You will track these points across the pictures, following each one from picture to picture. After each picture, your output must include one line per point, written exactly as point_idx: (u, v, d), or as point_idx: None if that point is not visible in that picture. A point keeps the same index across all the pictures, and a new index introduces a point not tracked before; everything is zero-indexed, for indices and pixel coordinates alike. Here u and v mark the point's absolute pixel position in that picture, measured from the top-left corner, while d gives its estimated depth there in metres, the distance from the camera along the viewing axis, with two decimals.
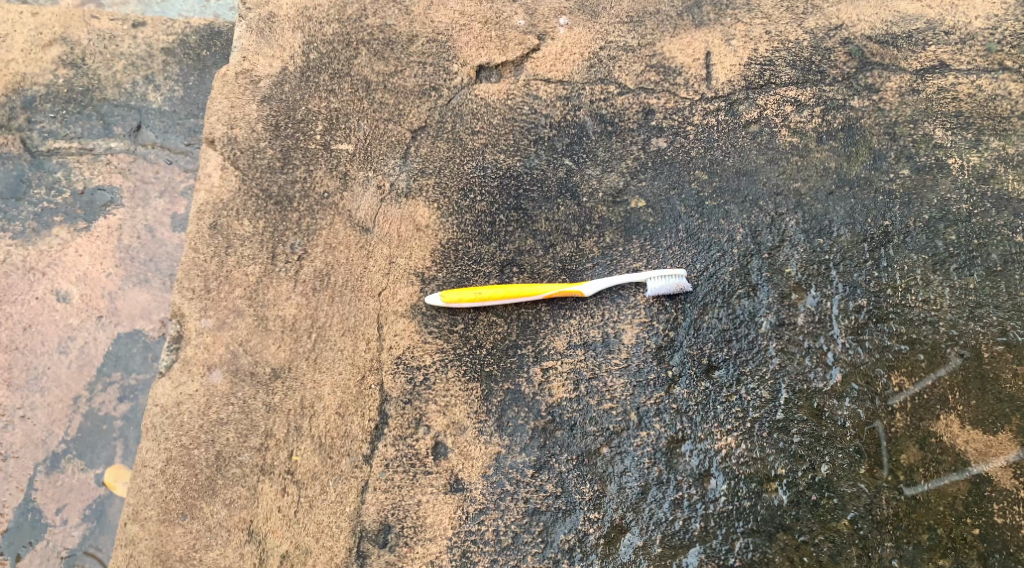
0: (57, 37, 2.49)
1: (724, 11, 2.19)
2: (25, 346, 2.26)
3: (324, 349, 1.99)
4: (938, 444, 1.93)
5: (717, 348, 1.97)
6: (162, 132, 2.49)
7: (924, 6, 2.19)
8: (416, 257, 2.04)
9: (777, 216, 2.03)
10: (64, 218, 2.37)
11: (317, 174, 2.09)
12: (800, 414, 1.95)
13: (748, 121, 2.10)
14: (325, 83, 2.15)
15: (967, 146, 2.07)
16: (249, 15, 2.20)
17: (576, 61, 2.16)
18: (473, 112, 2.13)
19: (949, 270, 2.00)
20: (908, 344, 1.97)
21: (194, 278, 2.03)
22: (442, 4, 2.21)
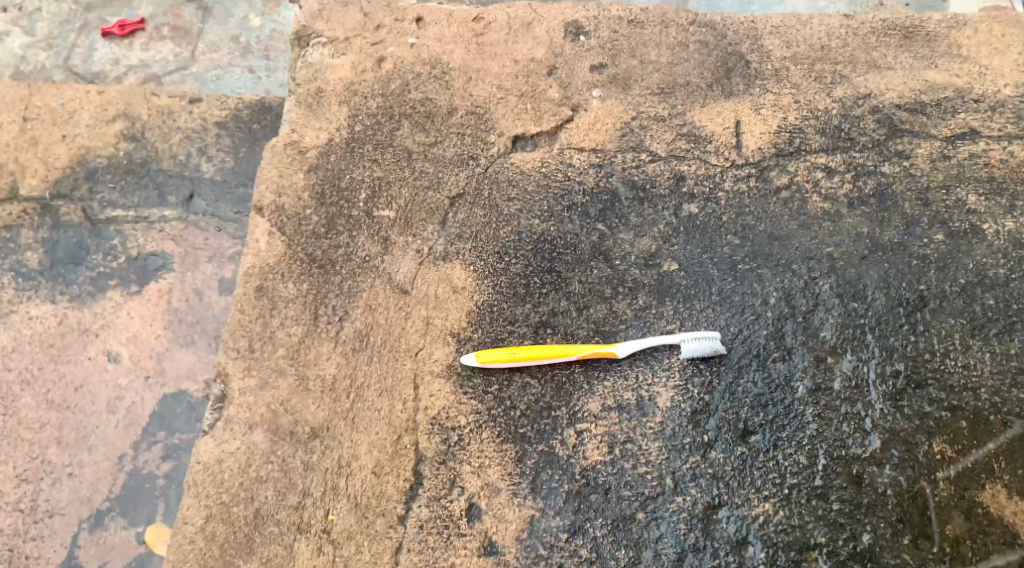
0: (120, 113, 2.66)
1: (752, 83, 2.24)
2: (76, 405, 2.42)
3: (361, 409, 1.95)
4: (985, 515, 1.86)
5: (754, 413, 1.92)
6: (213, 201, 2.65)
7: (952, 75, 2.24)
8: (453, 318, 2.03)
9: (810, 279, 2.02)
10: (119, 281, 2.54)
11: (360, 239, 2.09)
12: (840, 480, 1.88)
13: (780, 187, 2.11)
14: (370, 153, 2.17)
15: (1001, 211, 2.08)
16: (299, 90, 2.25)
17: (609, 131, 2.19)
18: (509, 179, 2.14)
19: (988, 335, 1.97)
20: (950, 411, 1.92)
21: (240, 338, 2.00)
22: (481, 79, 2.26)
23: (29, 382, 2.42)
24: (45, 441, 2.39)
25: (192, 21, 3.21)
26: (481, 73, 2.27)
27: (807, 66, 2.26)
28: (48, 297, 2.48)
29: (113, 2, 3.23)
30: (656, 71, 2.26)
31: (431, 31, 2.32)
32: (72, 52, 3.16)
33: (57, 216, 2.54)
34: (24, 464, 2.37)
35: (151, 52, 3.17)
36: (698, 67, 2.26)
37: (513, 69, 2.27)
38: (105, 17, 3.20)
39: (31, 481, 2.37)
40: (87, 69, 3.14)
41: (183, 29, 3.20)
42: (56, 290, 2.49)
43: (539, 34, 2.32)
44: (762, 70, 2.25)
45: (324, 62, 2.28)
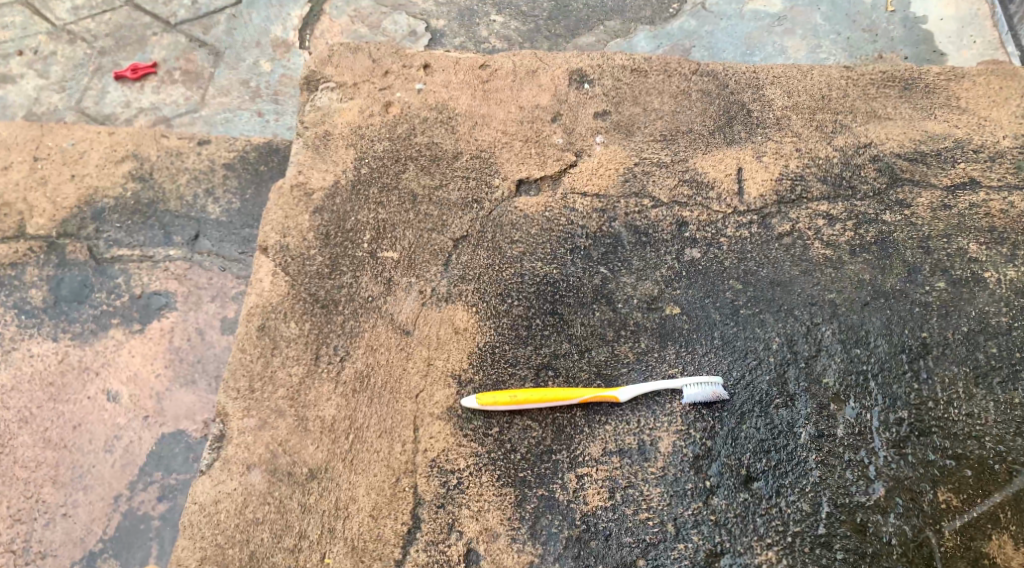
0: (129, 154, 2.71)
1: (754, 131, 2.26)
2: (74, 444, 2.41)
3: (360, 450, 1.94)
4: (992, 566, 1.84)
5: (756, 459, 1.90)
6: (218, 241, 2.68)
7: (952, 126, 2.25)
8: (453, 359, 2.02)
9: (813, 325, 2.01)
10: (121, 320, 2.54)
11: (363, 279, 2.09)
12: (843, 529, 1.86)
13: (781, 234, 2.12)
14: (374, 196, 2.18)
15: (1003, 260, 2.07)
16: (307, 132, 2.27)
17: (612, 176, 2.20)
18: (512, 223, 2.16)
19: (992, 384, 1.95)
20: (955, 460, 1.90)
21: (240, 378, 2.00)
22: (485, 124, 2.28)
23: (28, 421, 2.40)
24: (41, 480, 2.37)
25: (204, 65, 3.26)
26: (486, 119, 2.29)
27: (809, 115, 2.28)
28: (50, 335, 2.49)
29: (127, 46, 3.28)
30: (659, 119, 2.28)
31: (437, 78, 2.35)
32: (85, 94, 3.20)
33: (63, 254, 2.57)
34: (19, 503, 2.35)
35: (162, 95, 3.21)
36: (700, 115, 2.29)
37: (518, 115, 2.30)
38: (118, 61, 3.26)
39: (24, 521, 2.34)
40: (99, 110, 3.18)
41: (194, 73, 3.25)
42: (59, 327, 2.50)
43: (543, 81, 2.35)
44: (764, 119, 2.27)
45: (332, 106, 2.31)
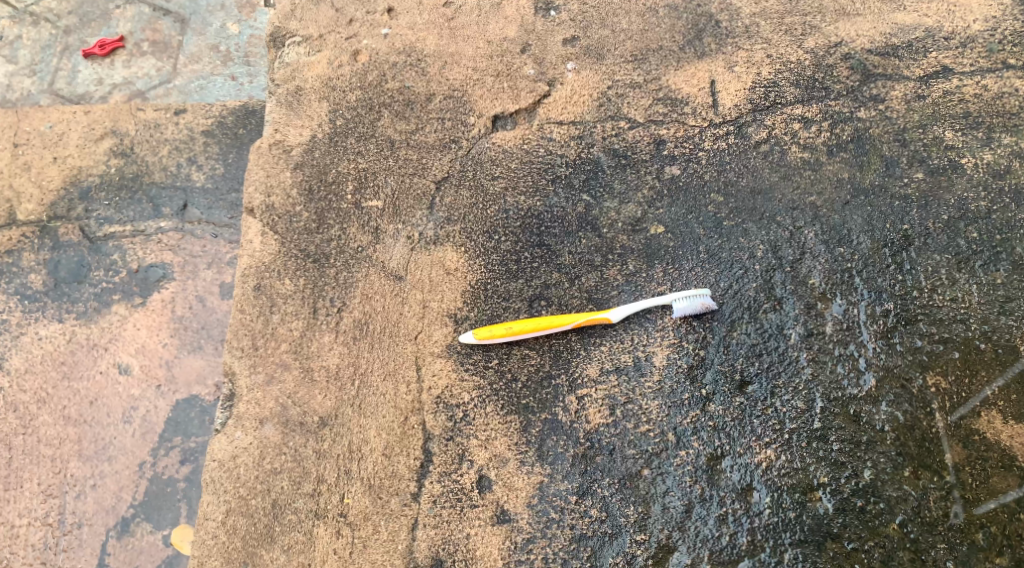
0: (108, 130, 2.76)
1: (724, 41, 2.26)
2: (92, 418, 2.46)
3: (367, 395, 1.99)
4: (982, 441, 1.89)
5: (749, 363, 1.95)
6: (207, 208, 2.71)
7: (922, 16, 2.25)
8: (448, 299, 2.06)
9: (796, 229, 2.04)
10: (122, 295, 2.59)
11: (350, 230, 2.13)
12: (838, 421, 1.91)
13: (758, 141, 2.14)
14: (353, 146, 2.21)
15: (980, 145, 2.09)
16: (279, 90, 2.29)
17: (587, 103, 2.22)
18: (492, 159, 2.18)
19: (974, 267, 1.99)
20: (942, 344, 1.95)
21: (243, 337, 2.04)
22: (456, 63, 2.29)
23: (46, 401, 2.46)
24: (66, 455, 2.43)
25: (171, 34, 3.26)
26: (456, 57, 2.30)
27: (777, 20, 2.28)
28: (55, 316, 2.55)
29: (91, 22, 3.27)
30: (627, 39, 2.29)
31: (402, 21, 2.35)
32: (56, 75, 3.19)
33: (57, 237, 2.62)
34: (47, 479, 2.41)
35: (133, 69, 3.21)
36: (669, 31, 2.29)
37: (487, 50, 2.30)
38: (84, 39, 3.25)
39: (55, 495, 2.40)
40: (73, 91, 3.17)
41: (162, 43, 3.25)
42: (63, 309, 2.56)
43: (510, 13, 2.35)
44: (732, 28, 2.28)
45: (300, 61, 2.32)
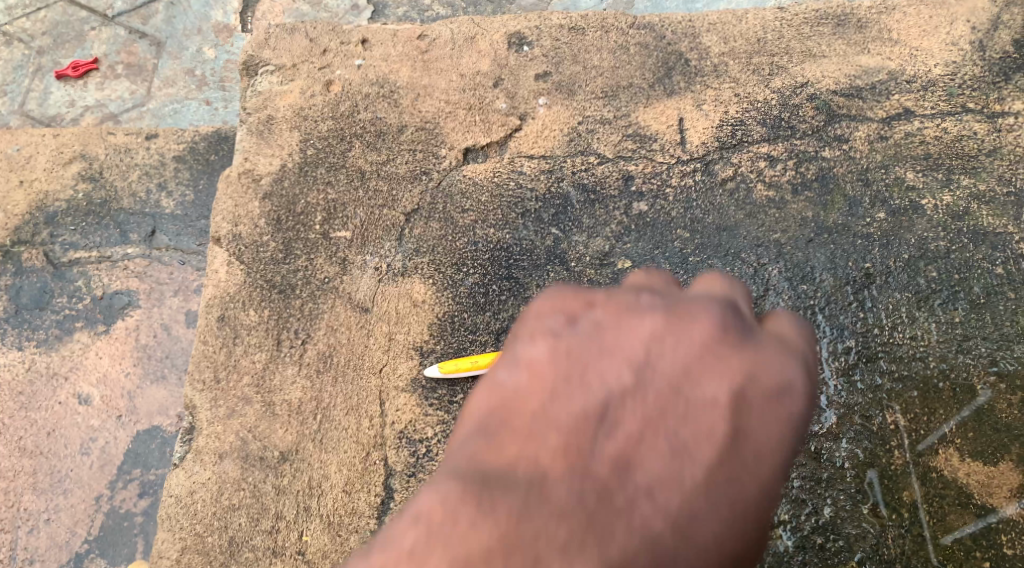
0: (77, 155, 2.73)
1: (693, 79, 2.27)
2: (49, 450, 2.44)
3: (328, 429, 1.98)
4: (940, 478, 1.89)
5: None
6: (176, 235, 2.69)
7: (885, 59, 2.26)
8: (414, 331, 2.05)
9: (760, 266, 2.05)
10: (85, 323, 2.56)
11: (317, 261, 2.12)
12: (799, 458, 1.91)
13: (725, 179, 2.15)
14: (323, 177, 2.20)
15: (940, 186, 2.11)
16: (250, 119, 2.28)
17: (556, 137, 2.23)
18: (462, 191, 2.18)
19: (934, 306, 2.00)
20: (901, 382, 1.95)
21: (205, 369, 2.04)
22: (428, 96, 2.29)
23: (1, 431, 2.44)
24: (20, 488, 2.40)
25: (145, 58, 3.24)
26: (428, 90, 2.29)
27: (745, 59, 2.28)
28: (15, 343, 2.52)
29: (65, 43, 3.26)
30: (598, 76, 2.29)
31: (376, 52, 2.35)
32: (27, 97, 3.19)
33: (20, 262, 2.61)
34: (1, 513, 2.38)
35: (107, 91, 3.20)
36: (639, 68, 2.29)
37: (460, 83, 2.30)
38: (58, 60, 3.23)
39: (8, 530, 2.37)
40: (43, 113, 3.16)
41: (137, 66, 3.23)
42: (23, 336, 2.53)
43: (482, 47, 2.34)
44: (702, 67, 2.28)
45: (273, 90, 2.32)
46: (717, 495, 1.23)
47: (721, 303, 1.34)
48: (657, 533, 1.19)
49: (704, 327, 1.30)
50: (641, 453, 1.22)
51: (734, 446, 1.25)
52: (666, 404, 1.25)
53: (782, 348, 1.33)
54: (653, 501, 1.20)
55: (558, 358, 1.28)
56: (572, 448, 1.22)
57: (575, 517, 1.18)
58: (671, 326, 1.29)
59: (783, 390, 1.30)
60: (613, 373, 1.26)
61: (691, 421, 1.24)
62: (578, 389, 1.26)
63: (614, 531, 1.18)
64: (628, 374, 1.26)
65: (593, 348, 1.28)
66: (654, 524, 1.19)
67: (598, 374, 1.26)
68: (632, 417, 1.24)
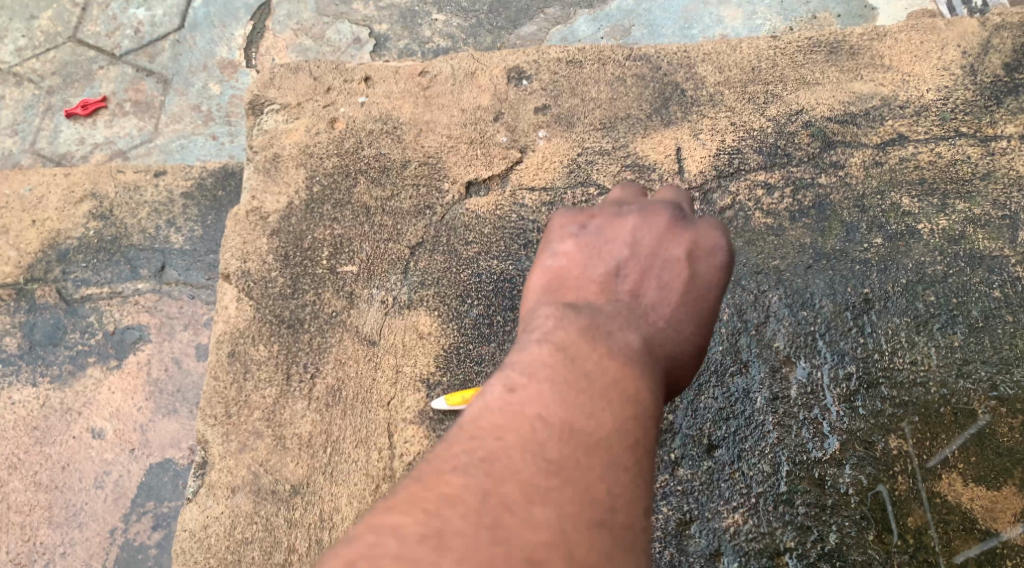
0: (88, 193, 2.77)
1: (689, 110, 2.31)
2: (64, 484, 2.48)
3: (339, 462, 2.01)
4: (944, 504, 1.92)
5: (717, 427, 1.99)
6: (185, 269, 2.73)
7: (878, 85, 2.30)
8: (421, 363, 2.09)
9: (760, 293, 2.08)
10: (98, 358, 2.60)
11: (326, 295, 2.16)
12: (803, 484, 1.95)
13: (723, 208, 2.19)
14: (330, 213, 2.24)
15: (935, 210, 2.14)
16: (257, 157, 2.33)
17: (557, 169, 2.27)
18: (466, 224, 2.22)
19: (932, 330, 2.03)
20: (903, 407, 1.98)
21: (216, 405, 2.08)
22: (431, 131, 2.33)
23: (16, 467, 2.48)
24: (36, 523, 2.44)
25: (153, 94, 3.29)
26: (431, 125, 2.34)
27: (740, 88, 2.32)
28: (29, 380, 2.57)
29: (74, 83, 3.32)
30: (597, 108, 2.33)
31: (380, 89, 2.39)
32: (38, 135, 3.25)
33: (33, 299, 2.65)
34: (17, 548, 2.42)
35: (116, 129, 3.26)
36: (637, 100, 2.34)
37: (462, 118, 2.34)
38: (67, 99, 3.30)
39: (24, 564, 2.41)
40: (53, 151, 3.23)
41: (144, 103, 3.28)
42: (37, 372, 2.58)
43: (484, 82, 2.39)
44: (698, 97, 2.32)
45: (280, 128, 2.36)
46: (693, 300, 1.66)
47: (670, 205, 1.74)
48: (658, 350, 1.60)
49: (660, 217, 1.72)
50: (641, 293, 1.66)
51: (706, 263, 1.68)
52: (650, 271, 1.68)
53: (712, 224, 1.71)
54: (649, 308, 1.64)
55: (569, 266, 1.70)
56: (595, 309, 1.61)
57: (606, 358, 1.53)
58: (647, 217, 1.72)
59: (715, 250, 1.69)
60: (618, 245, 1.70)
61: (669, 262, 1.68)
62: (592, 265, 1.69)
63: (625, 331, 1.58)
64: (627, 244, 1.70)
65: (594, 242, 1.72)
66: (653, 329, 1.62)
67: (600, 264, 1.69)
68: (630, 289, 1.66)
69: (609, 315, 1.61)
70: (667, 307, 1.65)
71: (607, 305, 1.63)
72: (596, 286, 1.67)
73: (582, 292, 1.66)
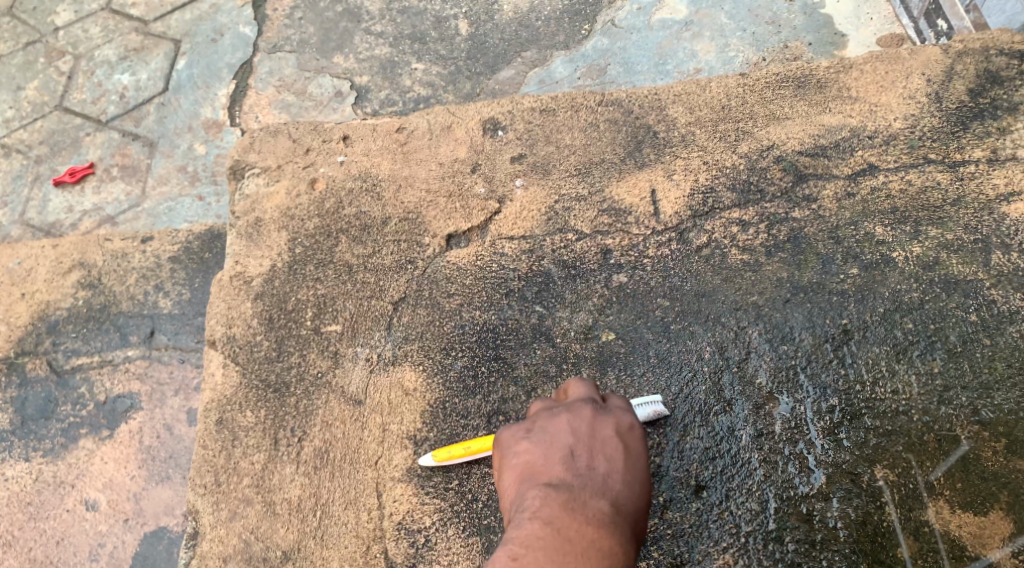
0: (76, 263, 2.82)
1: (662, 151, 2.33)
2: (59, 559, 2.48)
3: (329, 525, 2.02)
4: (933, 532, 1.91)
5: (703, 468, 1.99)
6: (174, 334, 2.75)
7: (846, 116, 2.32)
8: (408, 420, 2.10)
9: (740, 329, 2.09)
10: (90, 428, 2.61)
11: (310, 356, 2.17)
12: (792, 521, 1.95)
13: (700, 246, 2.20)
14: (311, 273, 2.26)
15: (908, 238, 2.15)
16: (239, 222, 2.35)
17: (534, 218, 2.28)
18: (446, 276, 2.23)
19: (912, 357, 2.04)
20: (887, 436, 1.98)
21: (205, 474, 2.09)
22: (409, 186, 2.35)
23: (11, 544, 2.49)
24: None
25: (139, 158, 3.31)
26: (409, 180, 2.36)
27: (711, 128, 2.34)
28: (21, 455, 2.58)
29: (61, 151, 3.34)
30: (571, 154, 2.35)
31: (357, 147, 2.42)
32: (27, 205, 3.27)
33: (25, 373, 2.67)
34: None
35: (103, 195, 3.26)
36: (610, 144, 2.35)
37: (439, 172, 2.37)
38: (55, 167, 3.32)
39: None
40: (42, 220, 3.24)
41: (131, 167, 3.29)
42: (30, 447, 2.59)
43: (458, 135, 2.42)
44: (670, 138, 2.34)
45: (260, 192, 2.39)
46: (638, 464, 1.81)
47: (588, 397, 1.89)
48: (628, 513, 1.75)
49: (584, 406, 1.86)
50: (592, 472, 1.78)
51: (635, 436, 1.84)
52: (597, 445, 1.81)
53: (625, 404, 1.88)
54: (609, 477, 1.77)
55: (526, 463, 1.81)
56: (569, 491, 1.74)
57: (585, 523, 1.70)
58: (574, 411, 1.85)
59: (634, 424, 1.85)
60: (562, 433, 1.82)
61: (606, 440, 1.81)
62: (543, 456, 1.81)
63: (591, 505, 1.73)
64: (569, 432, 1.82)
65: (541, 436, 1.83)
66: (618, 495, 1.76)
67: (557, 452, 1.80)
68: (586, 465, 1.78)
69: (581, 495, 1.74)
70: (619, 474, 1.78)
71: (577, 484, 1.76)
72: (561, 470, 1.78)
73: (551, 476, 1.78)
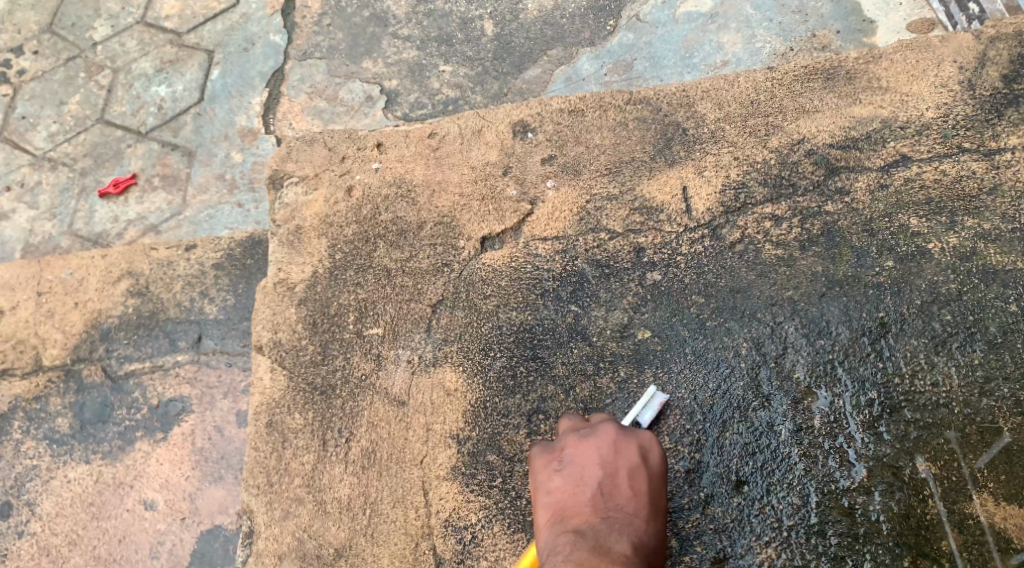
0: (124, 272, 2.89)
1: (692, 148, 2.36)
2: (122, 556, 2.59)
3: (379, 523, 2.09)
4: (977, 524, 1.95)
5: (744, 463, 2.04)
6: (221, 338, 2.83)
7: (877, 107, 2.34)
8: (450, 420, 2.16)
9: (776, 325, 2.13)
10: (145, 432, 2.71)
11: (354, 359, 2.24)
12: (834, 514, 1.99)
13: (733, 242, 2.24)
14: (352, 278, 2.32)
15: (944, 229, 2.17)
16: (280, 230, 2.42)
17: (567, 218, 2.33)
18: (483, 278, 2.29)
19: (951, 349, 2.06)
20: (928, 429, 2.02)
21: (258, 475, 2.16)
22: (443, 191, 2.41)
23: (77, 542, 2.59)
24: None
25: (179, 168, 3.39)
26: (443, 185, 2.41)
27: (741, 123, 2.38)
28: (82, 458, 2.68)
29: (105, 162, 3.43)
30: (602, 153, 2.40)
31: (391, 154, 2.48)
32: (75, 217, 3.36)
33: (81, 379, 2.76)
34: None
35: (147, 205, 3.36)
36: (639, 143, 2.40)
37: (472, 175, 2.42)
38: (100, 178, 3.41)
39: None
40: (91, 230, 3.34)
41: (171, 176, 3.38)
42: (89, 450, 2.68)
43: (489, 138, 2.47)
44: (700, 135, 2.38)
45: (299, 201, 2.45)
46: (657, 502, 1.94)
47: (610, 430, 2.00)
48: (648, 550, 1.88)
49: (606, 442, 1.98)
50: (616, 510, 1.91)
51: (654, 473, 1.96)
52: (619, 488, 1.93)
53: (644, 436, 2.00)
54: (632, 514, 1.90)
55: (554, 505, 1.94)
56: (595, 532, 1.88)
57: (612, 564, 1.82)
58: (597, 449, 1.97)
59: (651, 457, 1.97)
60: (588, 474, 1.95)
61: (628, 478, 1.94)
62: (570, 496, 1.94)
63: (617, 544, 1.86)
64: (592, 472, 1.95)
65: (569, 476, 1.96)
66: (638, 534, 1.88)
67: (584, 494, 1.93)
68: (609, 506, 1.91)
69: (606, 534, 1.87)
70: (641, 513, 1.91)
71: (602, 525, 1.89)
72: (587, 511, 1.91)
73: (579, 516, 1.91)
